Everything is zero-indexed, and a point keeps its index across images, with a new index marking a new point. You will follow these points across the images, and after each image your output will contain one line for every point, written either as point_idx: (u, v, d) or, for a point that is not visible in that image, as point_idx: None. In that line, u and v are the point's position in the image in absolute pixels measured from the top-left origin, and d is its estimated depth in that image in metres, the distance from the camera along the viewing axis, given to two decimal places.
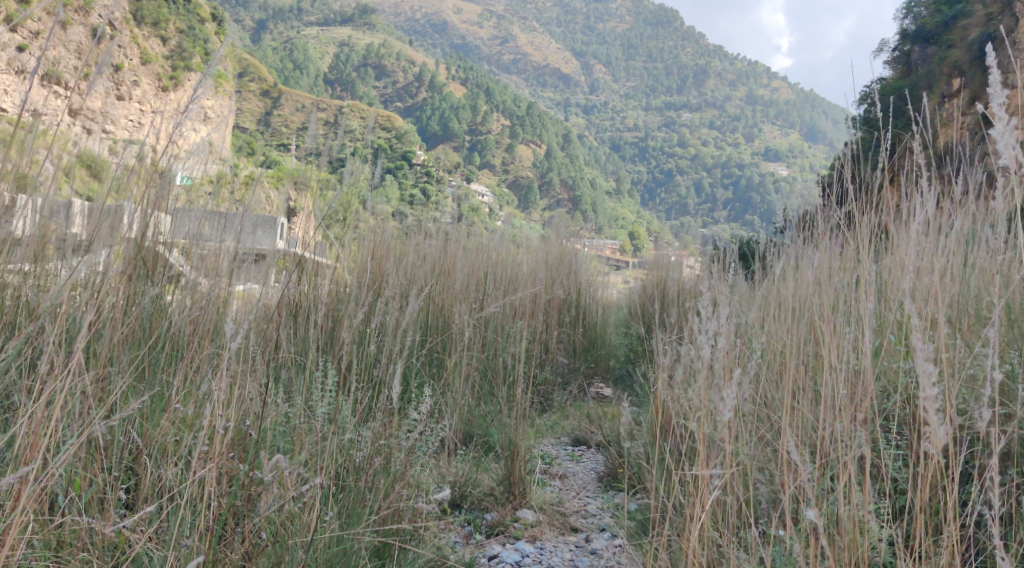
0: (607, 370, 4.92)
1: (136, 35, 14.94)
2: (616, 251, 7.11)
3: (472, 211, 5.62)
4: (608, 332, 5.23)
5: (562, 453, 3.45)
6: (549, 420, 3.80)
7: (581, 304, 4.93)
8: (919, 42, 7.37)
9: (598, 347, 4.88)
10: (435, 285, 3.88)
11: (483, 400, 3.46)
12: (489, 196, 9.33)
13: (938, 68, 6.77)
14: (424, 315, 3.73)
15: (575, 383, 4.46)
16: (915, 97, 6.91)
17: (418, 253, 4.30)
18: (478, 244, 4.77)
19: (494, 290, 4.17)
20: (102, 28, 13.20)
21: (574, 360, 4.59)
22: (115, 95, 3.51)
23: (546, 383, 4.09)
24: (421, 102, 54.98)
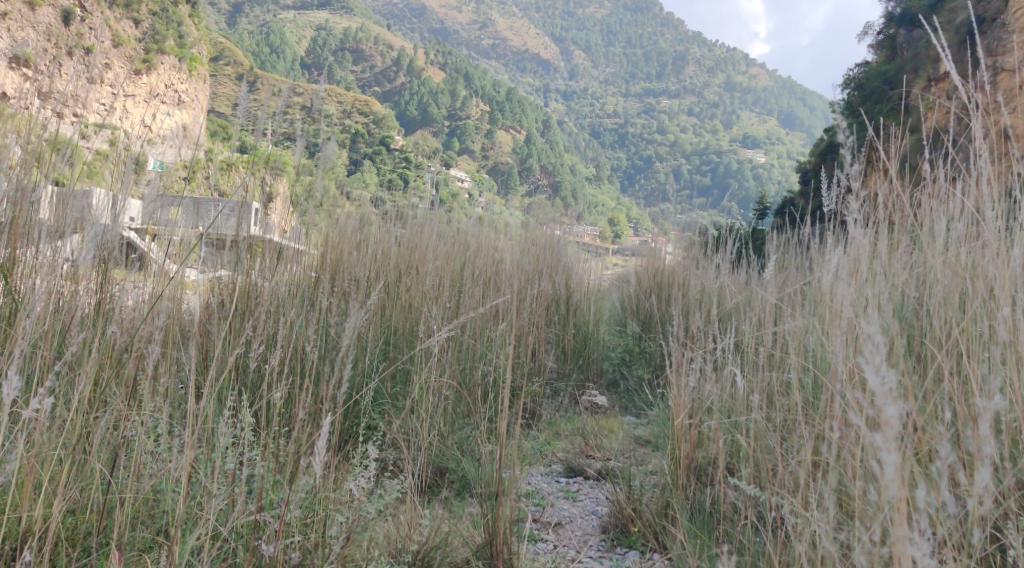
0: (598, 375, 4.82)
1: (108, 19, 14.63)
2: (596, 237, 6.82)
3: (457, 202, 5.52)
4: (603, 332, 5.08)
5: (556, 488, 3.12)
6: (537, 439, 3.66)
7: (571, 302, 4.88)
8: (904, 24, 7.51)
9: (590, 352, 4.77)
10: (414, 288, 3.73)
11: (455, 422, 3.30)
12: (469, 183, 9.22)
13: (924, 51, 6.90)
14: (389, 318, 3.58)
15: (564, 392, 4.38)
16: (901, 81, 7.02)
17: (395, 241, 4.16)
18: (461, 236, 4.65)
19: (471, 283, 4.04)
20: (73, 8, 12.90)
21: (565, 365, 4.62)
22: (86, 75, 3.37)
23: (535, 395, 3.96)
24: (400, 88, 54.41)
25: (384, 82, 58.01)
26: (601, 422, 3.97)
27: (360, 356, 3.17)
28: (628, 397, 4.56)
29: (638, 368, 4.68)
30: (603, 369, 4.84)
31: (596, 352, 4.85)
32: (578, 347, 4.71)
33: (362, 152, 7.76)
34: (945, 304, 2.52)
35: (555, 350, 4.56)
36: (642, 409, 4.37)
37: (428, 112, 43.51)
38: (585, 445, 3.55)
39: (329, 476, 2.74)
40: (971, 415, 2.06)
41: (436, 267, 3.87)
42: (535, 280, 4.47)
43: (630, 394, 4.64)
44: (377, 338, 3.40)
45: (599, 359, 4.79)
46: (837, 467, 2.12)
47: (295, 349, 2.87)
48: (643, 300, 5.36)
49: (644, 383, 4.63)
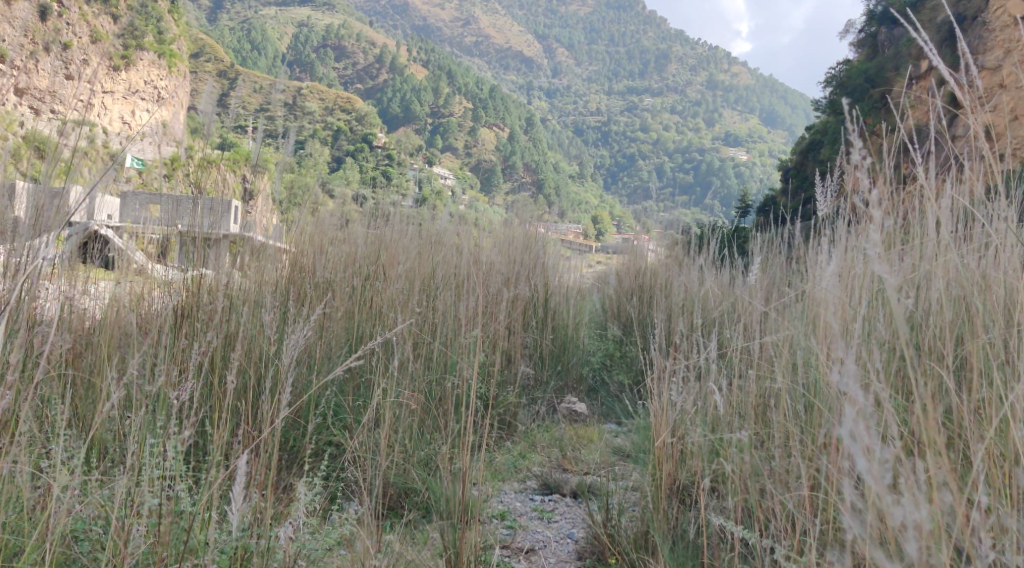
0: (577, 381, 4.83)
1: (86, 12, 14.37)
2: (578, 236, 6.79)
3: (440, 199, 5.45)
4: (584, 335, 5.07)
5: (529, 508, 3.07)
6: (513, 452, 3.65)
7: (548, 304, 4.79)
8: (884, 23, 7.60)
9: (569, 358, 4.75)
10: (378, 291, 3.57)
11: (420, 443, 3.14)
12: (453, 181, 9.18)
13: (904, 49, 6.98)
14: (354, 323, 3.42)
15: (543, 400, 4.37)
16: (881, 79, 7.12)
17: (365, 237, 4.01)
18: (438, 236, 4.52)
19: (444, 286, 3.89)
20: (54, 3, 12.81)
21: (543, 372, 4.55)
22: (64, 72, 3.33)
23: (513, 405, 3.92)
24: (383, 84, 54.12)
25: (367, 78, 57.64)
26: (580, 431, 3.98)
27: (318, 372, 3.05)
28: (609, 403, 4.63)
29: (617, 374, 4.74)
30: (582, 374, 4.84)
31: (575, 357, 4.83)
32: (557, 353, 4.68)
33: (343, 147, 7.65)
34: (929, 311, 2.46)
35: (533, 357, 4.51)
36: (622, 417, 4.45)
37: (411, 109, 43.29)
38: (562, 460, 3.53)
39: (284, 504, 2.66)
40: (954, 433, 2.06)
41: (404, 269, 3.70)
42: (511, 283, 4.38)
43: (611, 400, 4.71)
44: (343, 347, 3.27)
45: (578, 365, 4.78)
46: (819, 488, 2.08)
47: (256, 363, 2.76)
48: (624, 303, 5.38)
49: (623, 389, 4.69)
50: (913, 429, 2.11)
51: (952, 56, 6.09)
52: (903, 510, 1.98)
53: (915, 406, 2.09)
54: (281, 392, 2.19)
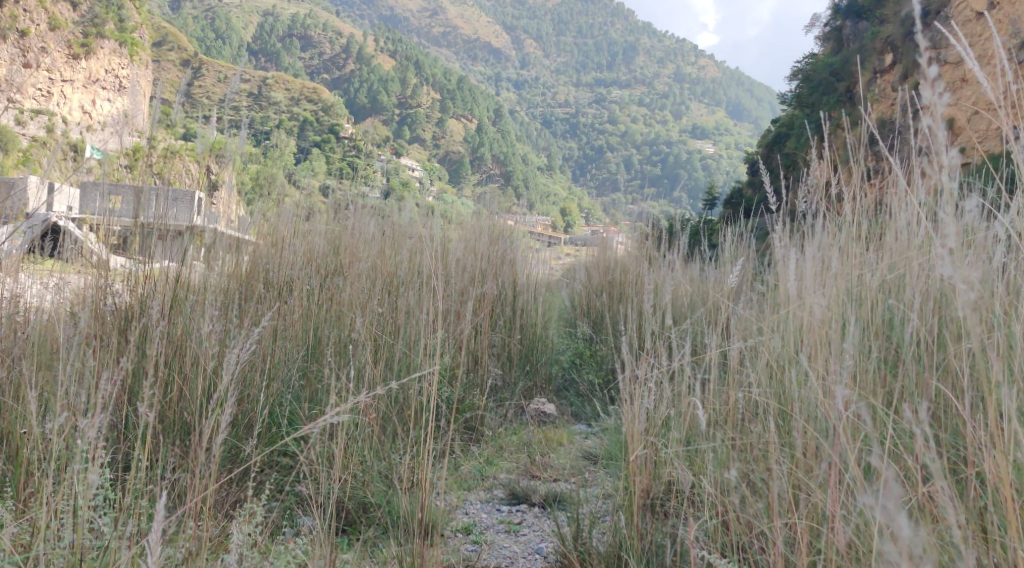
0: (546, 381, 4.63)
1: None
2: (547, 229, 6.63)
3: (408, 192, 5.28)
4: (552, 333, 4.87)
5: (496, 521, 2.92)
6: (482, 458, 3.52)
7: (516, 303, 4.56)
8: (850, 16, 7.75)
9: (538, 358, 4.54)
10: (337, 294, 3.36)
11: (379, 453, 2.91)
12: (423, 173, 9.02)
13: (869, 43, 7.11)
14: (307, 328, 3.18)
15: (510, 401, 4.20)
16: (847, 73, 7.24)
17: (321, 234, 3.74)
18: (401, 231, 4.27)
19: (410, 284, 3.68)
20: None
21: (511, 374, 4.37)
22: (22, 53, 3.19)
23: (479, 407, 3.76)
24: (349, 74, 53.35)
25: (334, 68, 56.80)
26: (548, 433, 3.87)
27: (271, 379, 2.87)
28: (578, 403, 4.49)
29: (586, 374, 4.59)
30: (552, 374, 4.66)
31: (544, 356, 4.63)
32: (525, 354, 4.47)
33: (306, 138, 7.42)
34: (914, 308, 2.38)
35: (500, 357, 4.30)
36: (592, 418, 4.32)
37: (378, 100, 42.77)
38: (530, 468, 3.39)
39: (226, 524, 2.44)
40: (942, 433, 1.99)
41: (362, 270, 3.48)
42: (477, 282, 4.15)
43: (580, 400, 4.57)
44: (297, 352, 3.08)
45: (548, 366, 4.58)
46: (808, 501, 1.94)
47: (202, 373, 2.54)
48: (592, 300, 5.20)
49: (593, 388, 4.55)
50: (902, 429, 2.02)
51: (916, 50, 6.20)
52: (896, 524, 1.86)
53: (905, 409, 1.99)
54: (235, 399, 2.01)
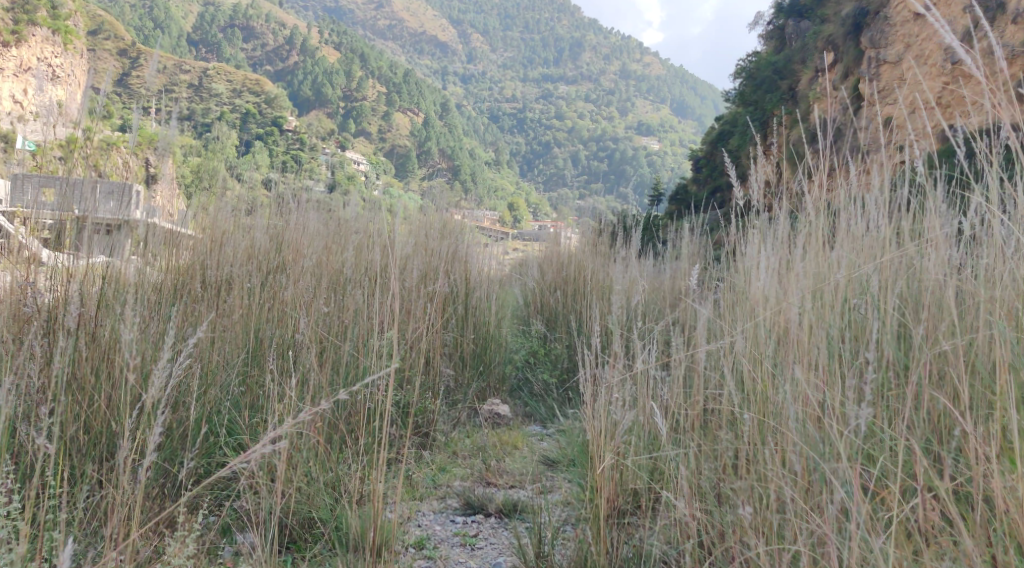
0: (499, 381, 3.98)
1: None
2: (492, 221, 5.75)
3: (353, 184, 4.79)
4: (506, 329, 4.18)
5: (451, 533, 2.50)
6: (432, 466, 3.02)
7: (470, 300, 3.89)
8: (792, 16, 8.06)
9: (491, 357, 3.89)
10: (279, 291, 2.97)
11: (325, 465, 2.51)
12: (369, 166, 8.67)
13: (812, 42, 7.40)
14: (216, 339, 2.64)
15: (462, 403, 3.61)
16: (790, 71, 7.54)
17: (246, 238, 3.22)
18: (345, 228, 3.78)
19: (354, 283, 3.25)
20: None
21: (462, 375, 3.71)
22: None
23: (429, 408, 3.20)
24: (293, 67, 52.06)
25: (277, 60, 55.39)
26: (502, 436, 3.35)
27: (206, 387, 2.49)
28: (533, 403, 3.88)
29: (540, 372, 3.97)
30: (506, 374, 4.01)
31: (498, 356, 3.98)
32: (478, 354, 3.82)
33: (246, 133, 7.06)
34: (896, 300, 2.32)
35: (450, 356, 3.67)
36: (550, 419, 3.73)
37: (323, 92, 41.85)
38: (486, 475, 2.92)
39: (158, 551, 2.13)
40: (932, 421, 1.90)
41: (308, 265, 3.06)
42: (428, 278, 3.62)
43: (535, 401, 3.95)
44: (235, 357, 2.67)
45: (502, 366, 3.94)
46: (806, 513, 1.77)
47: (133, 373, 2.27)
48: (546, 296, 4.52)
49: (548, 388, 3.94)
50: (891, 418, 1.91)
51: (859, 49, 6.44)
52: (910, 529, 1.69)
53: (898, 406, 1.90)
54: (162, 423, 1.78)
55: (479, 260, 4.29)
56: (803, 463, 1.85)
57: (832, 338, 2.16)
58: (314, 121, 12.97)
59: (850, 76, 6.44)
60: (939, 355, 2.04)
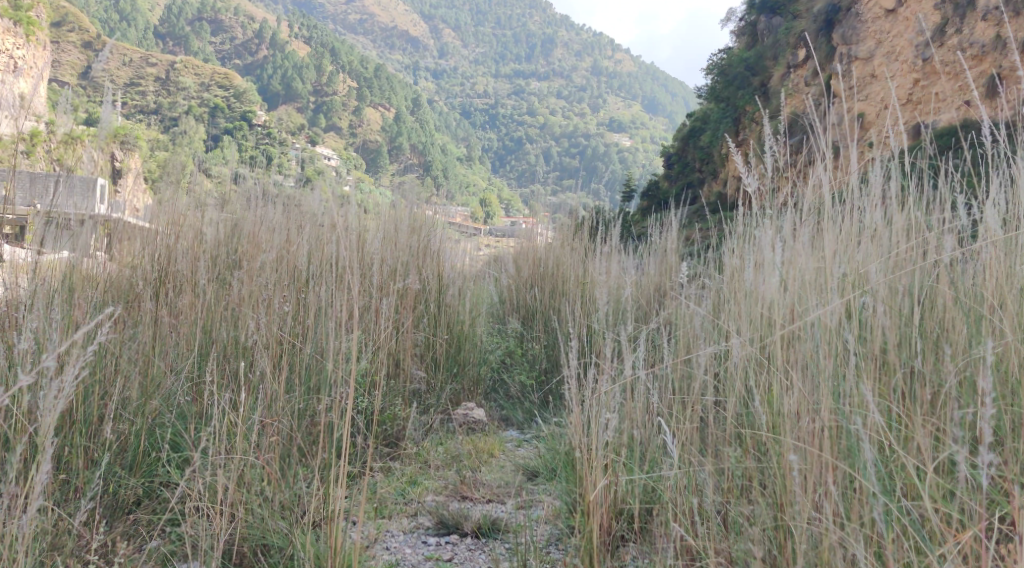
0: (474, 384, 3.72)
1: None
2: (466, 217, 5.48)
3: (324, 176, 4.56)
4: (481, 327, 3.91)
5: (422, 556, 2.20)
6: (402, 475, 2.73)
7: (442, 299, 3.62)
8: (764, 11, 8.14)
9: (466, 358, 3.65)
10: (234, 287, 2.76)
11: (280, 488, 2.24)
12: (337, 159, 8.38)
13: (784, 38, 7.51)
14: (161, 346, 2.44)
15: (435, 408, 3.34)
16: (763, 66, 7.66)
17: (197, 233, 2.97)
18: (311, 216, 3.55)
19: (326, 276, 3.09)
20: None
21: (435, 378, 3.44)
22: None
23: (398, 414, 2.96)
24: (263, 60, 51.17)
25: (246, 53, 54.38)
26: (478, 443, 3.10)
27: (148, 397, 2.25)
28: (508, 406, 3.65)
29: (517, 374, 3.72)
30: (482, 375, 3.76)
31: (473, 357, 3.73)
32: (453, 355, 3.58)
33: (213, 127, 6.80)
34: (899, 292, 2.21)
35: (421, 358, 3.41)
36: (527, 423, 3.54)
37: (294, 86, 41.17)
38: (461, 488, 2.65)
39: None
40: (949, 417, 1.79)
41: (265, 260, 2.82)
42: (398, 275, 3.37)
43: (511, 404, 3.74)
44: (184, 360, 2.43)
45: (477, 368, 3.70)
46: (836, 531, 1.58)
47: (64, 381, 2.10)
48: (523, 294, 4.28)
49: (526, 391, 3.70)
50: (909, 416, 1.78)
51: (831, 44, 6.53)
52: (947, 540, 1.53)
53: (925, 407, 1.74)
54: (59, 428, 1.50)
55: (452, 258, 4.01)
56: (823, 479, 1.66)
57: (842, 337, 1.99)
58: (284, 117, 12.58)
59: (823, 71, 6.54)
60: (951, 352, 1.93)
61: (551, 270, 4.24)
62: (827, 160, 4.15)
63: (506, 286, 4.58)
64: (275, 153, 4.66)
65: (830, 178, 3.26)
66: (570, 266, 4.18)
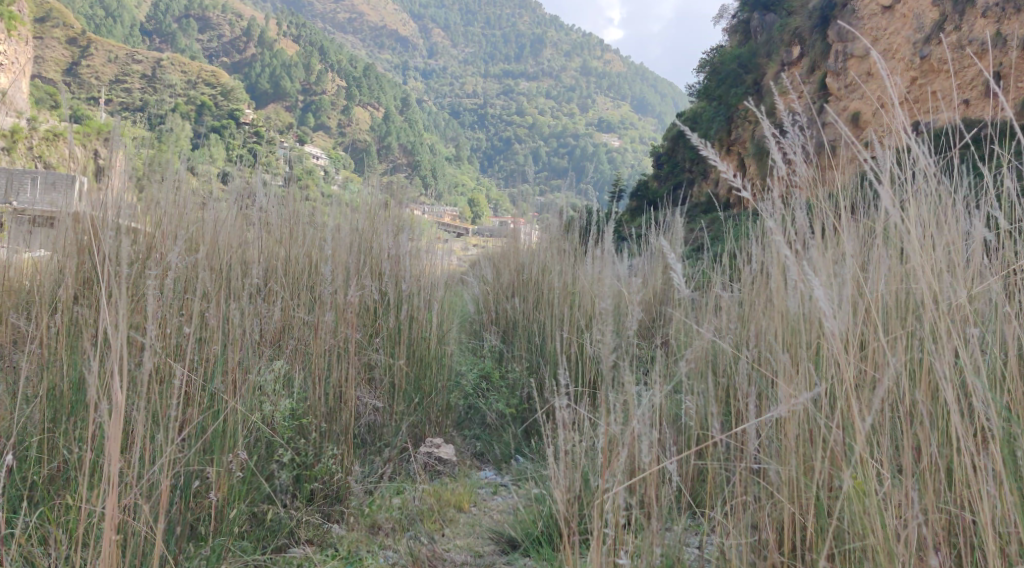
0: (444, 414, 3.33)
1: None
2: (454, 219, 5.29)
3: (312, 178, 4.37)
4: (452, 345, 3.46)
5: None
6: (335, 552, 2.27)
7: (411, 309, 3.24)
8: (757, 10, 8.13)
9: (432, 384, 3.22)
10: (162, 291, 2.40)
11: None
12: (322, 159, 8.13)
13: (777, 36, 7.50)
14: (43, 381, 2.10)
15: (392, 445, 2.95)
16: (757, 64, 7.64)
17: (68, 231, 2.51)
18: (284, 222, 3.31)
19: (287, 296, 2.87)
20: None
21: (396, 407, 3.03)
22: None
23: (335, 467, 2.53)
24: (251, 58, 50.78)
25: (233, 51, 53.83)
26: (444, 493, 2.71)
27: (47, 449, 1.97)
28: (484, 439, 3.37)
29: (494, 401, 3.40)
30: (451, 403, 3.37)
31: (442, 383, 3.28)
32: (412, 384, 3.14)
33: (196, 125, 6.59)
34: (920, 311, 2.09)
35: (377, 387, 3.04)
36: (505, 462, 3.27)
37: (283, 85, 40.78)
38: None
39: None
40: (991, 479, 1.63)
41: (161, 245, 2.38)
42: (370, 284, 3.13)
43: (488, 434, 3.43)
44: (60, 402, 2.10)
45: (445, 396, 3.28)
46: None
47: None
48: (504, 304, 4.03)
49: (505, 421, 3.39)
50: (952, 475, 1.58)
51: (827, 41, 6.51)
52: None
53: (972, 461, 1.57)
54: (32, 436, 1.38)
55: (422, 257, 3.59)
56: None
57: (868, 383, 1.81)
58: (266, 114, 12.36)
59: (818, 70, 6.51)
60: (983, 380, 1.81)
61: (535, 277, 3.97)
62: (827, 162, 4.06)
63: (485, 295, 4.34)
64: (257, 152, 4.46)
65: (837, 183, 3.15)
66: (557, 272, 3.90)
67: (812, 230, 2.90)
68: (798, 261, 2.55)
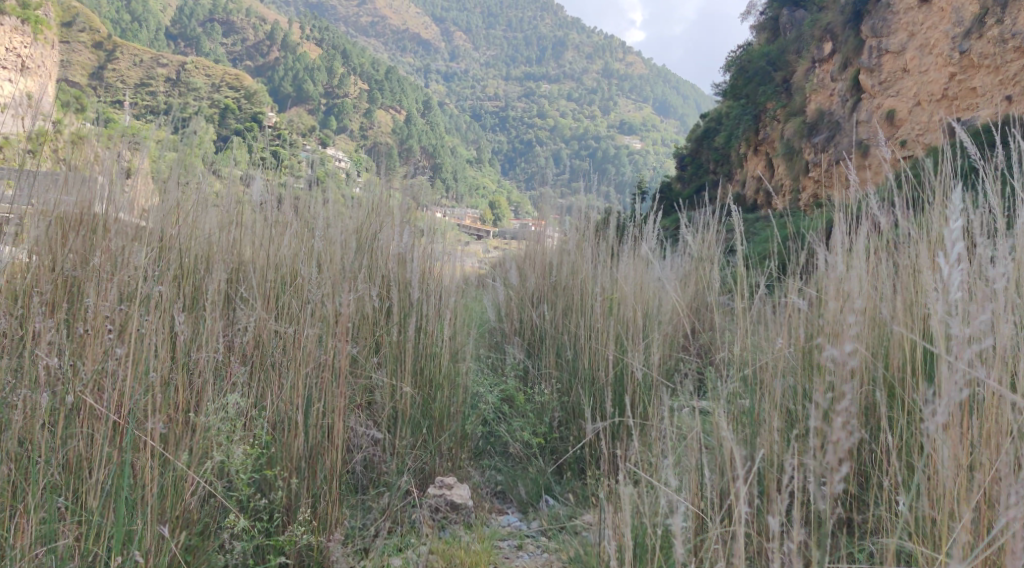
0: (463, 442, 3.15)
1: None
2: (475, 221, 5.18)
3: (335, 179, 4.27)
4: (469, 362, 3.29)
5: None
6: None
7: (422, 319, 3.09)
8: (785, 6, 7.97)
9: (444, 410, 3.03)
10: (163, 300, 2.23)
11: None
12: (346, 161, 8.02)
13: (807, 32, 7.34)
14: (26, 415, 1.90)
15: (397, 491, 2.73)
16: (787, 61, 7.47)
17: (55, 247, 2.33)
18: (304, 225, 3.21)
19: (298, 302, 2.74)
20: None
21: (401, 439, 2.85)
22: None
23: (301, 537, 2.21)
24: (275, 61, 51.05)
25: (256, 55, 54.25)
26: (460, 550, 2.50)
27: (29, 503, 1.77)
28: (507, 474, 3.19)
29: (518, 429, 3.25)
30: (468, 432, 3.15)
31: (456, 408, 3.09)
32: (419, 409, 2.96)
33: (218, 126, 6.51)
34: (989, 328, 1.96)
35: (378, 414, 2.90)
36: (533, 505, 3.04)
37: (306, 89, 40.99)
38: None
39: None
40: None
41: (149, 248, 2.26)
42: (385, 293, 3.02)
43: (510, 465, 3.26)
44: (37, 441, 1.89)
45: (459, 423, 3.08)
46: None
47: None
48: (530, 313, 3.88)
49: (530, 453, 3.23)
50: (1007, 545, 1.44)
51: (860, 37, 6.34)
52: None
53: None
54: None
55: (442, 263, 3.44)
56: None
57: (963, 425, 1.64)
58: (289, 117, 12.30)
59: (852, 66, 6.34)
60: None
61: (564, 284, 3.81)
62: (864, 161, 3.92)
63: (507, 304, 4.19)
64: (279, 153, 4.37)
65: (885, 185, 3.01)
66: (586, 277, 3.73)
67: (860, 239, 2.76)
68: (851, 276, 2.41)
